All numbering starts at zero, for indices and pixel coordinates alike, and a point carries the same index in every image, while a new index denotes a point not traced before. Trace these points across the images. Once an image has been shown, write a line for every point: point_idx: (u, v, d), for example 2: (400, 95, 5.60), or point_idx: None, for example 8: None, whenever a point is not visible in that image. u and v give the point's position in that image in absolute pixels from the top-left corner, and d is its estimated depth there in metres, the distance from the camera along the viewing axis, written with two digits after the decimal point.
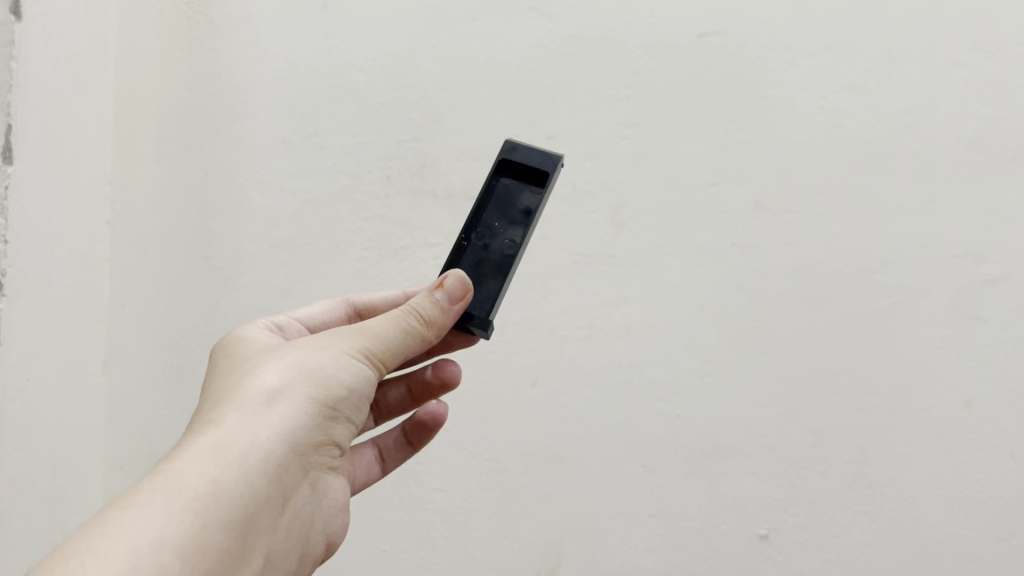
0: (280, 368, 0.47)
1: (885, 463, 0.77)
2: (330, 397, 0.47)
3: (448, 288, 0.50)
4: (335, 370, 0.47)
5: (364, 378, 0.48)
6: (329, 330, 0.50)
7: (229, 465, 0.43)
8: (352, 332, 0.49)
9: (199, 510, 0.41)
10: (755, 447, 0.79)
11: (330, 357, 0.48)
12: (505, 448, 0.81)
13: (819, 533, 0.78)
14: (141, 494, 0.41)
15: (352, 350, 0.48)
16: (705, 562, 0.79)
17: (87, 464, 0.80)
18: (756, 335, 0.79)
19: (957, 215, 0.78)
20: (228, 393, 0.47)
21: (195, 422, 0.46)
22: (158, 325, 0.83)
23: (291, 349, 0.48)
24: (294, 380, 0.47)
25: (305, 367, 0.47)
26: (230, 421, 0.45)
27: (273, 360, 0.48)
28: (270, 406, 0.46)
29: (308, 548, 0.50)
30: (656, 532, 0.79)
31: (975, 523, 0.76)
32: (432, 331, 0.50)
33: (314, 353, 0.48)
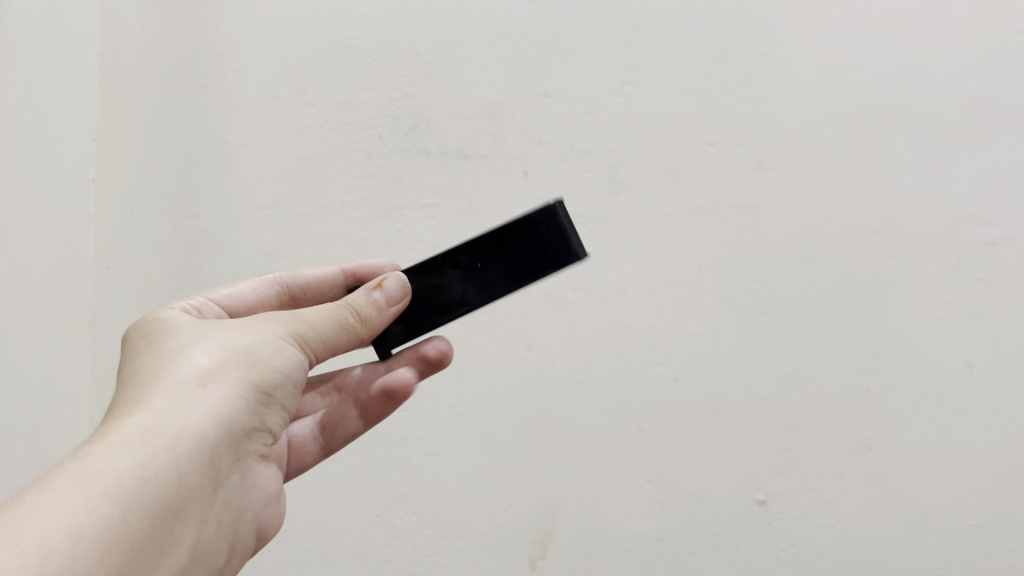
0: (207, 350, 0.44)
1: (884, 427, 0.76)
2: (261, 377, 0.45)
3: (386, 288, 0.54)
4: (269, 351, 0.46)
5: (296, 361, 0.48)
6: (252, 315, 0.49)
7: (165, 441, 0.39)
8: (282, 316, 0.49)
9: (123, 496, 0.36)
10: (754, 411, 0.77)
11: (263, 338, 0.46)
12: (499, 412, 0.80)
13: (817, 498, 0.77)
14: (55, 479, 0.35)
15: (284, 332, 0.47)
16: (701, 526, 0.78)
17: (74, 425, 0.79)
18: (755, 298, 0.77)
19: (961, 176, 0.76)
20: (152, 372, 0.43)
21: (113, 407, 0.42)
22: (144, 285, 0.81)
23: (214, 331, 0.46)
24: (228, 358, 0.44)
25: (234, 350, 0.45)
26: (162, 396, 0.41)
27: (200, 340, 0.45)
28: (203, 382, 0.43)
29: (238, 540, 0.47)
30: (652, 497, 0.78)
31: (973, 487, 0.76)
32: (368, 329, 0.53)
33: (246, 334, 0.46)
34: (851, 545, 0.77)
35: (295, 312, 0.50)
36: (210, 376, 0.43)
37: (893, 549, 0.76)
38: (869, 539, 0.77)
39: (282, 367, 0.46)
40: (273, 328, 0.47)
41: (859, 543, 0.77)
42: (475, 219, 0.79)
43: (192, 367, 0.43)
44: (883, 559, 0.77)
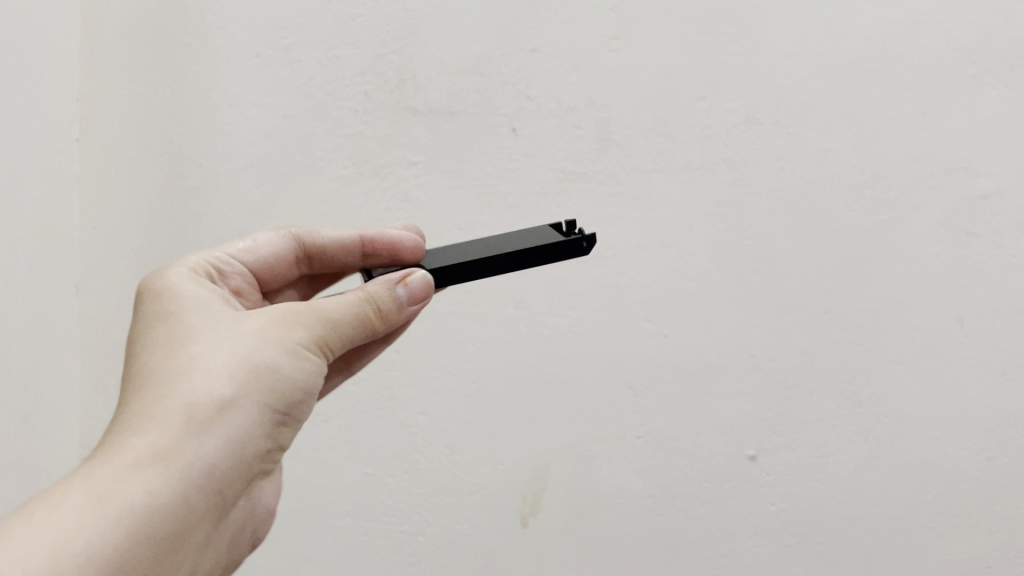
0: (218, 363, 0.41)
1: (874, 382, 0.76)
2: (274, 396, 0.42)
3: (410, 286, 0.50)
4: (294, 365, 0.43)
5: (317, 374, 0.45)
6: (269, 309, 0.45)
7: (177, 481, 0.37)
8: (306, 314, 0.45)
9: (117, 554, 0.34)
10: (744, 367, 0.77)
11: (287, 348, 0.43)
12: (490, 371, 0.80)
13: (808, 453, 0.77)
14: (46, 536, 0.32)
15: (308, 342, 0.44)
16: (692, 482, 0.78)
17: (65, 385, 0.80)
18: (745, 253, 0.77)
19: (954, 128, 0.75)
20: (165, 377, 0.40)
21: (116, 424, 0.38)
22: (131, 245, 0.81)
23: (229, 336, 0.42)
24: (237, 374, 0.41)
25: (246, 363, 0.41)
26: (163, 419, 0.38)
27: (209, 346, 0.41)
28: (221, 402, 0.40)
29: (236, 548, 0.45)
30: (643, 454, 0.78)
31: (964, 441, 0.76)
32: (383, 325, 0.49)
33: (269, 340, 0.43)
34: (840, 499, 0.77)
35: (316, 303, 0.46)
36: (228, 395, 0.40)
37: (882, 502, 0.77)
38: (858, 492, 0.77)
39: (303, 386, 0.44)
40: (297, 336, 0.44)
41: (848, 496, 0.77)
42: (463, 177, 0.78)
43: (212, 380, 0.40)
44: (872, 512, 0.77)
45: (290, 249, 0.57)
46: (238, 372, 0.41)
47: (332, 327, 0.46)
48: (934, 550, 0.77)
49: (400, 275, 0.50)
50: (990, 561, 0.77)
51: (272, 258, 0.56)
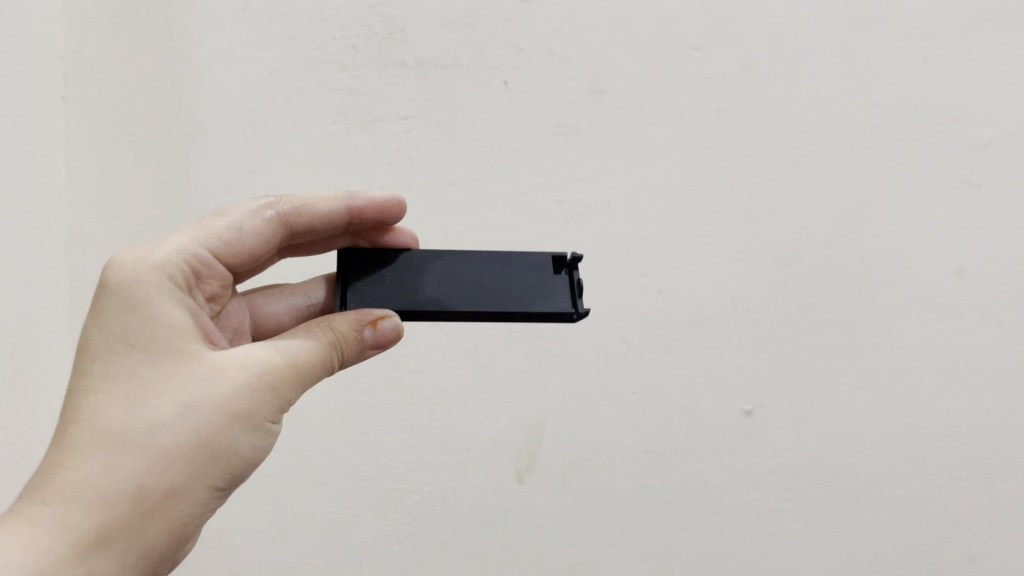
0: (180, 443, 0.41)
1: (871, 334, 0.76)
2: (230, 471, 0.43)
3: (381, 330, 0.50)
4: (255, 437, 0.44)
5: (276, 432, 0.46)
6: (241, 363, 0.44)
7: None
8: (277, 381, 0.44)
9: None
10: (739, 321, 0.76)
11: (252, 423, 0.43)
12: (484, 327, 0.78)
13: (805, 407, 0.77)
14: None
15: (274, 410, 0.44)
16: (688, 438, 0.78)
17: (50, 346, 0.79)
18: (741, 206, 0.76)
19: (951, 76, 0.75)
20: (124, 455, 0.40)
21: (64, 493, 0.39)
22: (117, 204, 0.80)
23: (195, 402, 0.42)
24: (198, 456, 0.41)
25: (208, 443, 0.42)
26: (113, 509, 0.39)
27: (173, 414, 0.41)
28: (175, 492, 0.41)
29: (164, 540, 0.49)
30: (638, 409, 0.78)
31: (962, 392, 0.76)
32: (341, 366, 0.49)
33: (234, 414, 0.42)
34: (836, 452, 0.77)
35: (286, 349, 0.45)
36: (183, 484, 0.41)
37: (881, 455, 0.77)
38: (857, 445, 0.77)
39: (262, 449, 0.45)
40: (263, 406, 0.44)
41: (847, 450, 0.77)
42: (455, 131, 0.77)
43: (170, 469, 0.41)
44: (870, 466, 0.77)
45: (268, 230, 0.52)
46: (198, 459, 0.41)
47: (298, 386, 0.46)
48: (931, 500, 0.78)
49: (372, 317, 0.50)
50: (983, 508, 0.78)
51: (253, 245, 0.51)
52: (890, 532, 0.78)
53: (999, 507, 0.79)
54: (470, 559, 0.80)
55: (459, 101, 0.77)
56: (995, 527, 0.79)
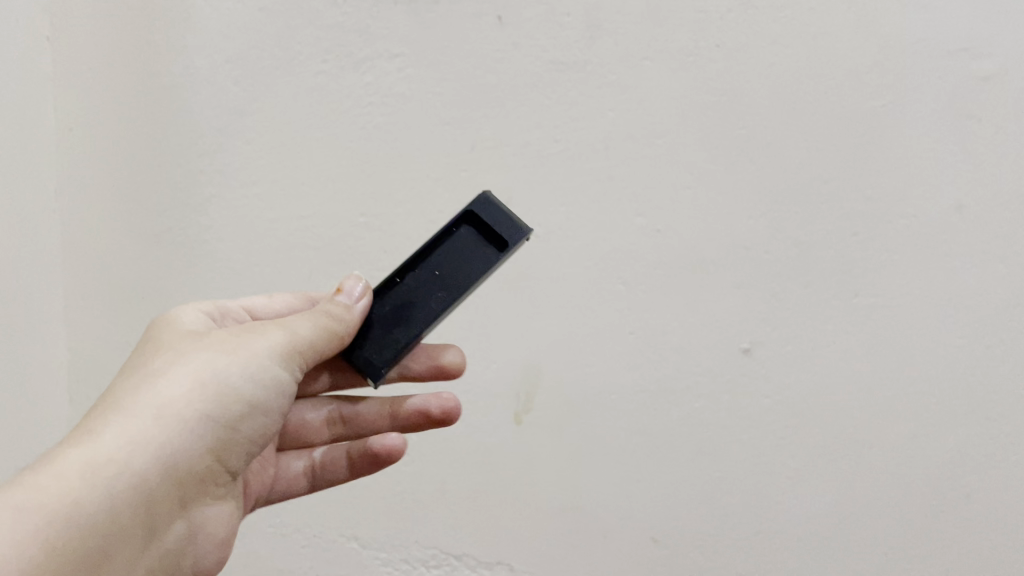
0: (190, 373, 0.48)
1: (869, 270, 0.75)
2: (226, 414, 0.49)
3: (346, 291, 0.56)
4: (241, 381, 0.49)
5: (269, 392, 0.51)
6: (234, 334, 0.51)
7: (117, 488, 0.45)
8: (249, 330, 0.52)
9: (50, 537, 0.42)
10: (738, 260, 0.76)
11: (233, 365, 0.49)
12: None
13: (803, 345, 0.76)
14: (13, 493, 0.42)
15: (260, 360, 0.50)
16: (687, 377, 0.77)
17: (48, 288, 0.79)
18: (739, 143, 0.75)
19: (952, 9, 0.73)
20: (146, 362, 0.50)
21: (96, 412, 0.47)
22: (109, 146, 0.79)
23: (200, 348, 0.50)
24: (199, 390, 0.48)
25: (207, 378, 0.48)
26: (124, 420, 0.46)
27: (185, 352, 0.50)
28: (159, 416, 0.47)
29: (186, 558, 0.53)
30: (637, 349, 0.77)
31: (962, 330, 0.74)
32: (347, 332, 0.54)
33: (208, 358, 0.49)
34: (834, 390, 0.76)
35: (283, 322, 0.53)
36: (166, 407, 0.47)
37: (879, 394, 0.76)
38: (854, 384, 0.76)
39: (249, 398, 0.50)
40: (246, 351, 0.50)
41: (844, 388, 0.76)
42: (450, 69, 0.76)
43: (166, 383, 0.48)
44: (868, 404, 0.76)
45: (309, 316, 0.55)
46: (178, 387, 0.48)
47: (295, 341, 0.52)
48: (935, 442, 0.75)
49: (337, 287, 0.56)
50: (994, 455, 0.74)
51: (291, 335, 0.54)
52: (891, 473, 0.76)
53: (1006, 452, 0.74)
54: (468, 498, 0.80)
55: (455, 38, 0.76)
56: (1009, 476, 0.74)
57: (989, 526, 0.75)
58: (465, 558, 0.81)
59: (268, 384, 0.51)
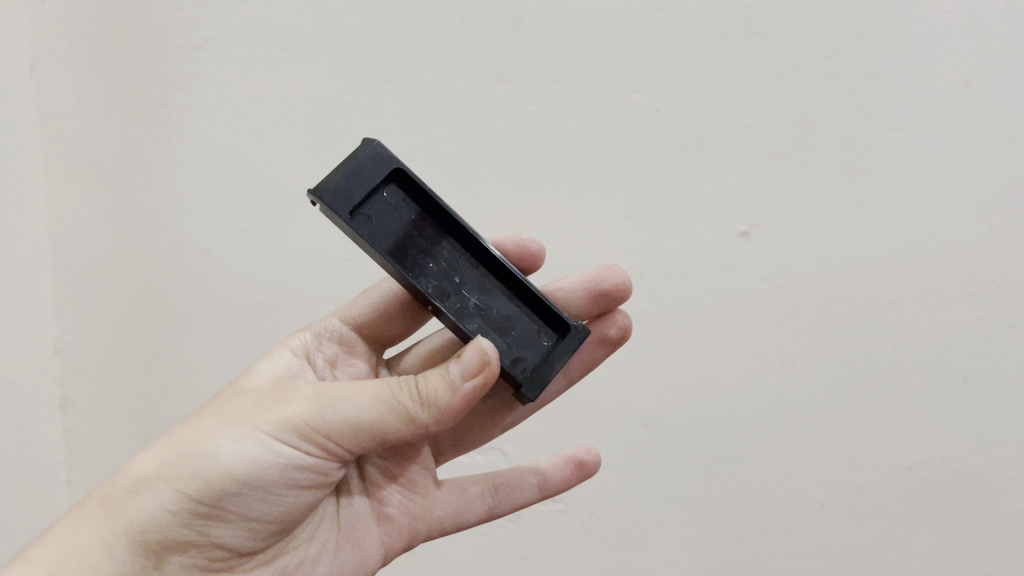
0: (199, 446, 0.47)
1: (873, 149, 0.69)
2: (214, 494, 0.46)
3: (462, 361, 0.46)
4: (231, 456, 0.46)
5: (281, 469, 0.47)
6: (273, 408, 0.48)
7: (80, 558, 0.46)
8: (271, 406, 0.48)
9: None
10: (737, 139, 0.71)
11: (227, 438, 0.47)
12: (470, 148, 0.74)
13: (803, 228, 0.71)
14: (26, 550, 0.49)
15: (260, 433, 0.47)
16: (681, 262, 0.73)
17: (26, 167, 0.78)
18: (740, 16, 0.70)
19: None
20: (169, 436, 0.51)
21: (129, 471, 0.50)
22: (86, 23, 0.77)
23: (229, 423, 0.48)
24: (187, 464, 0.46)
25: (202, 457, 0.46)
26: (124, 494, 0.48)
27: (215, 428, 0.48)
28: (140, 485, 0.47)
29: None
30: (631, 233, 0.73)
31: (963, 209, 0.69)
32: (424, 410, 0.46)
33: (214, 432, 0.48)
34: (835, 274, 0.71)
35: (338, 391, 0.47)
36: (147, 480, 0.47)
37: (878, 276, 0.71)
38: (853, 267, 0.71)
39: (240, 474, 0.46)
40: (257, 428, 0.47)
41: (841, 272, 0.71)
42: None
43: (162, 451, 0.48)
44: (869, 287, 0.71)
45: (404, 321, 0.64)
46: (169, 454, 0.48)
47: (328, 413, 0.46)
48: (928, 320, 0.71)
49: (457, 352, 0.47)
50: (983, 331, 0.70)
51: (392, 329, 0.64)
52: (883, 354, 0.72)
53: (1014, 343, 0.70)
54: None
55: None
56: (994, 352, 0.70)
57: (971, 402, 0.71)
58: None
59: (271, 458, 0.46)
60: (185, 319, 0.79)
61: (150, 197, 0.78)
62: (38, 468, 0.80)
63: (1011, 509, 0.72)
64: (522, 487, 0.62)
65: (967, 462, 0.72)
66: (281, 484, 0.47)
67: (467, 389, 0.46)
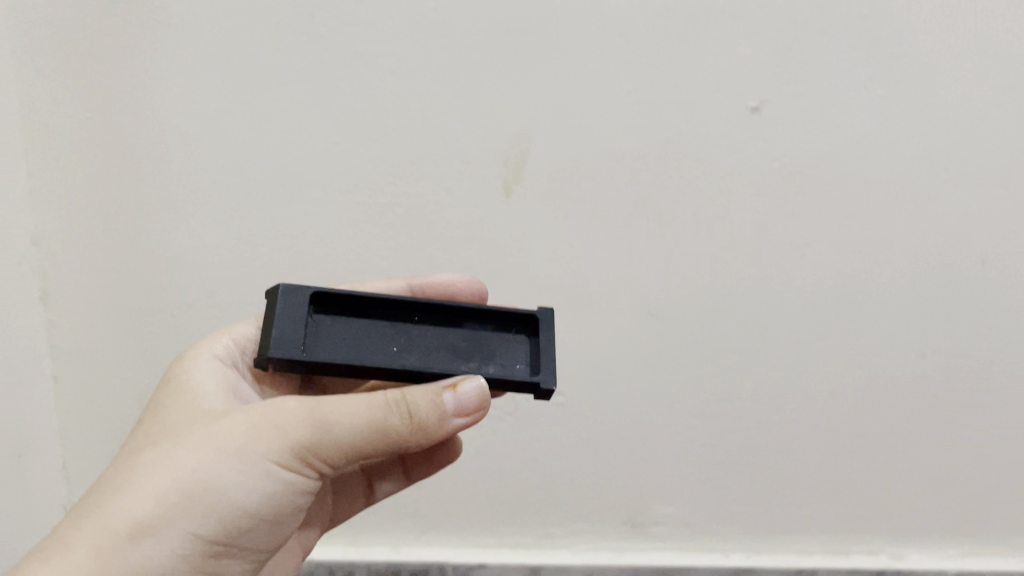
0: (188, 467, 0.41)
1: (894, 16, 0.62)
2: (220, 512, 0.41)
3: (460, 391, 0.45)
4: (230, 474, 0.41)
5: (279, 492, 0.43)
6: (262, 416, 0.43)
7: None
8: (257, 422, 0.43)
9: None
10: (745, 6, 0.63)
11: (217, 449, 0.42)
12: (459, 20, 0.64)
13: (817, 102, 0.65)
14: None
15: (262, 466, 0.42)
16: (687, 142, 0.67)
17: None
18: None
19: None
20: (120, 465, 0.43)
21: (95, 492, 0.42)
22: None
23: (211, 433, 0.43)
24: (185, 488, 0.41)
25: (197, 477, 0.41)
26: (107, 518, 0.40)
27: (198, 441, 0.43)
28: (135, 533, 0.39)
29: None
30: (633, 110, 0.66)
31: (990, 82, 0.64)
32: (418, 433, 0.45)
33: (210, 465, 0.41)
34: (851, 151, 0.66)
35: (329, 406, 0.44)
36: (149, 522, 0.40)
37: (897, 156, 0.66)
38: (872, 145, 0.66)
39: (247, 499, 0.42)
40: (257, 451, 0.42)
41: (864, 151, 0.66)
42: None
43: (141, 499, 0.40)
44: (888, 169, 0.66)
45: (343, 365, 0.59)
46: (160, 504, 0.40)
47: (326, 436, 0.43)
48: (949, 202, 0.67)
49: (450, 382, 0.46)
50: (1004, 211, 0.67)
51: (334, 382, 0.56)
52: (899, 238, 0.68)
53: None
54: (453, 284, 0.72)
55: None
56: (1013, 233, 0.68)
57: (988, 285, 0.70)
58: None
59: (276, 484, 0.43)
60: (178, 198, 0.69)
61: (123, 65, 0.65)
62: (23, 375, 0.70)
63: (1001, 383, 0.73)
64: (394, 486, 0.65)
65: (976, 345, 0.72)
66: (284, 511, 0.45)
67: (454, 421, 0.45)
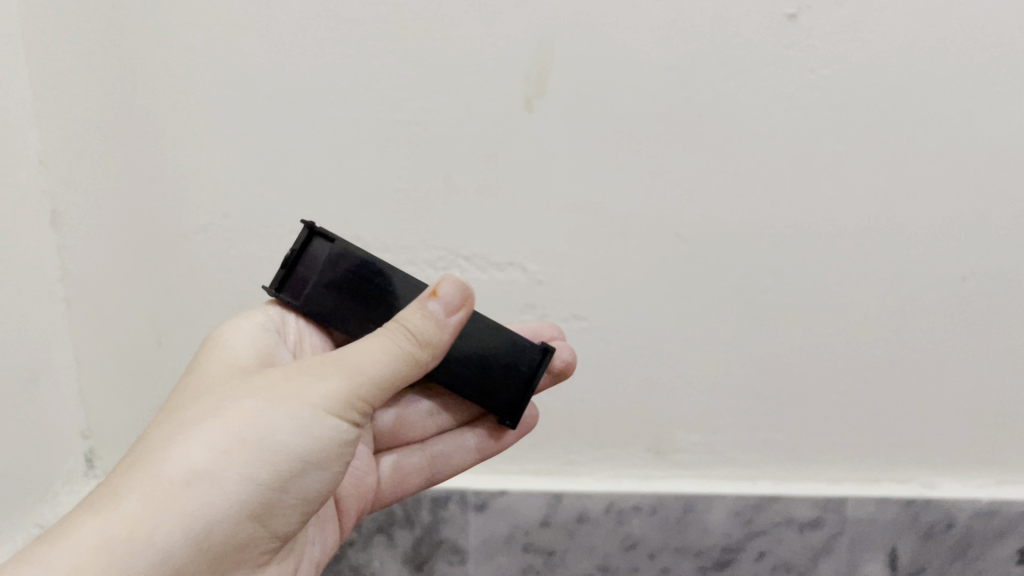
0: (249, 414, 0.44)
1: None
2: (283, 456, 0.44)
3: (442, 296, 0.48)
4: (285, 418, 0.44)
5: (329, 448, 0.46)
6: (305, 366, 0.47)
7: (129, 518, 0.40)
8: (300, 376, 0.46)
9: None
10: None
11: (272, 400, 0.45)
12: None
13: (858, 8, 0.61)
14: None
15: (319, 411, 0.45)
16: (719, 52, 0.63)
17: None
18: None
19: None
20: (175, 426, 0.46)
21: (153, 445, 0.44)
22: None
23: (263, 386, 0.46)
24: (248, 436, 0.44)
25: (258, 426, 0.44)
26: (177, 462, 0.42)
27: (251, 395, 0.46)
28: (199, 485, 0.42)
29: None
30: (663, 19, 0.62)
31: None
32: (429, 352, 0.48)
33: (266, 412, 0.45)
34: (892, 61, 0.62)
35: (356, 346, 0.47)
36: (213, 471, 0.43)
37: (942, 66, 0.62)
38: (916, 53, 0.62)
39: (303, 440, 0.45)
40: (311, 400, 0.45)
41: (901, 63, 0.62)
42: None
43: (207, 446, 0.43)
44: (931, 80, 0.62)
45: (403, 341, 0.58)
46: (222, 451, 0.43)
47: (366, 375, 0.46)
48: (996, 115, 0.63)
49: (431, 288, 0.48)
50: None
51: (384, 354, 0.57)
52: (941, 154, 0.64)
53: None
54: (473, 206, 0.68)
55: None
56: None
57: None
58: (475, 259, 0.70)
59: (330, 433, 0.46)
60: (186, 113, 0.66)
61: None
62: (33, 291, 0.68)
63: None
64: (460, 453, 0.64)
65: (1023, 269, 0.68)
66: (332, 459, 0.47)
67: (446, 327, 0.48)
